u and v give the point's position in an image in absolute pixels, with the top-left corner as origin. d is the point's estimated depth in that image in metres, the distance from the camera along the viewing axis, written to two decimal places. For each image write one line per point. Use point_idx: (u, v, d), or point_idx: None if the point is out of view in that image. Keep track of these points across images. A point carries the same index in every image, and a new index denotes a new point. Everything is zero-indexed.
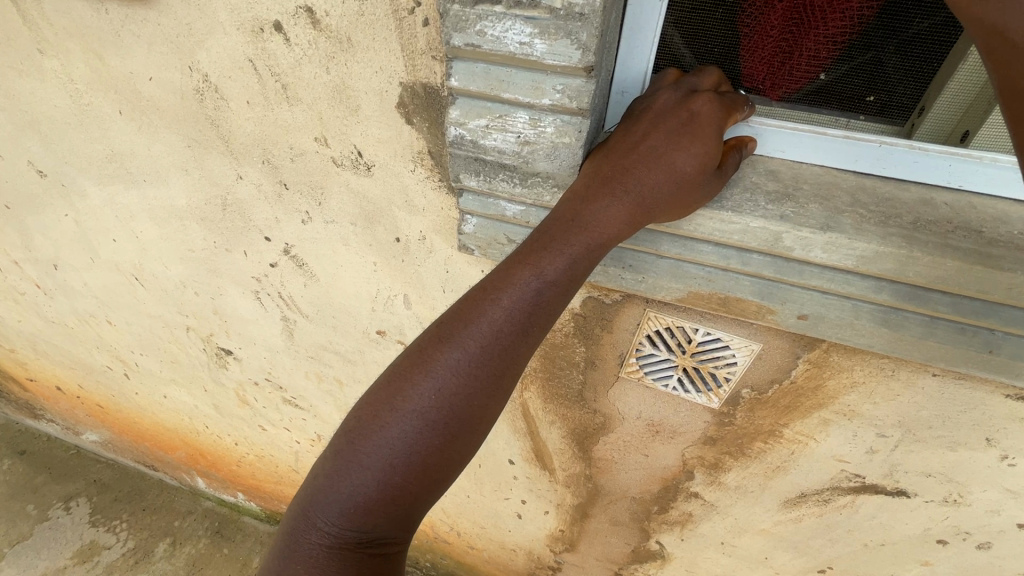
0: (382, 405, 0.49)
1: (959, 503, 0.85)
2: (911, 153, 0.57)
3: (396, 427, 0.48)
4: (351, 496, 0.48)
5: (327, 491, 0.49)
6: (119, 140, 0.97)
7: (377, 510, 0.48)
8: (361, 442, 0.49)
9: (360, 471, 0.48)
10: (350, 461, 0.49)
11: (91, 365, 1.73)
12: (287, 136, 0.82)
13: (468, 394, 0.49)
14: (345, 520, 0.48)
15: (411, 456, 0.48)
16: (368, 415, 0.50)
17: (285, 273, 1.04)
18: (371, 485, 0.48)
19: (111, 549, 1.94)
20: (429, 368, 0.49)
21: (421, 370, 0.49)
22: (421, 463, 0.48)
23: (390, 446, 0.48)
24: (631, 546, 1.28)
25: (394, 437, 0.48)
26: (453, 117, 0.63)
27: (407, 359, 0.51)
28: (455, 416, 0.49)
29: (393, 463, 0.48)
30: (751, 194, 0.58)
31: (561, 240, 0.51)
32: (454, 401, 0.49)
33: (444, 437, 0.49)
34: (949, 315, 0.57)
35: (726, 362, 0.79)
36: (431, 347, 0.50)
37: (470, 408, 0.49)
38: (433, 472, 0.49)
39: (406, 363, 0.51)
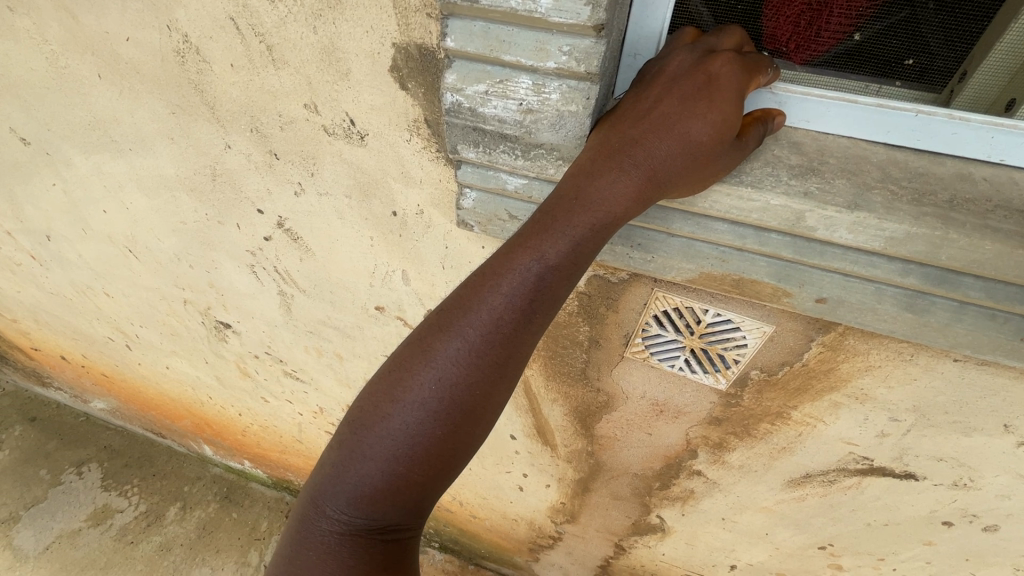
0: (383, 396, 0.47)
1: (968, 487, 0.83)
2: (951, 123, 0.52)
3: (397, 419, 0.46)
4: (356, 487, 0.46)
5: (331, 483, 0.48)
6: (101, 105, 0.92)
7: (382, 502, 0.46)
8: (362, 434, 0.47)
9: (362, 464, 0.46)
10: (353, 453, 0.47)
11: (92, 336, 1.72)
12: (274, 102, 0.77)
13: (470, 384, 0.46)
14: (351, 512, 0.47)
15: (414, 448, 0.46)
16: (368, 406, 0.47)
17: (280, 246, 1.00)
18: (375, 478, 0.46)
19: (124, 513, 1.98)
20: (428, 357, 0.47)
21: (420, 360, 0.47)
22: (424, 456, 0.46)
23: (392, 438, 0.46)
24: (632, 520, 1.28)
25: (395, 429, 0.46)
26: (449, 82, 0.58)
27: (406, 348, 0.49)
28: (457, 406, 0.46)
29: (396, 456, 0.46)
30: (773, 168, 0.54)
31: (566, 218, 0.47)
32: (455, 391, 0.46)
33: (447, 430, 0.46)
34: (980, 300, 0.53)
35: (735, 343, 0.76)
36: (430, 336, 0.47)
37: (472, 398, 0.46)
38: (438, 464, 0.46)
39: (405, 352, 0.48)
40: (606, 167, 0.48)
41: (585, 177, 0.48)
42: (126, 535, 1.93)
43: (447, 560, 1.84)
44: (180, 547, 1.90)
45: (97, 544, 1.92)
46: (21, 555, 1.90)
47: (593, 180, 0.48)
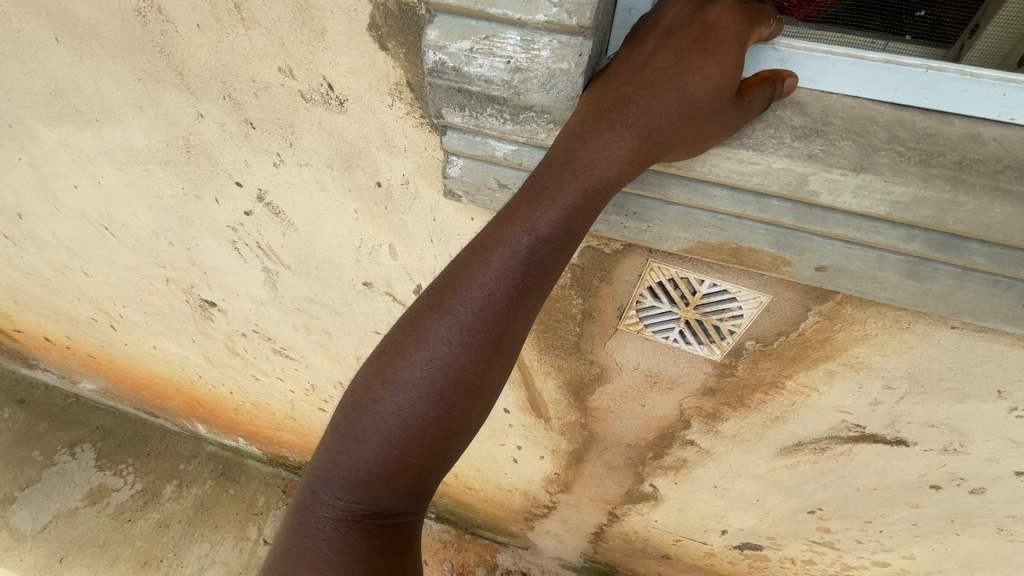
0: (374, 378, 0.45)
1: (958, 452, 0.84)
2: (961, 79, 0.49)
3: (390, 401, 0.44)
4: (351, 471, 0.45)
5: (326, 469, 0.46)
6: (61, 71, 0.86)
7: (378, 488, 0.45)
8: (354, 418, 0.45)
9: (355, 449, 0.45)
10: (346, 439, 0.45)
11: (74, 316, 1.68)
12: (247, 67, 0.72)
13: (463, 362, 0.44)
14: (347, 497, 0.45)
15: (407, 432, 0.44)
16: (360, 390, 0.46)
17: (261, 221, 0.97)
18: (369, 463, 0.44)
19: (120, 491, 1.98)
20: (417, 338, 0.45)
21: (409, 340, 0.45)
22: (418, 439, 0.44)
23: (384, 421, 0.44)
24: (625, 488, 1.30)
25: (386, 411, 0.44)
26: (431, 39, 0.55)
27: (396, 328, 0.47)
28: (450, 386, 0.44)
29: (389, 440, 0.44)
30: (775, 130, 0.51)
31: (558, 186, 0.44)
32: (447, 370, 0.44)
33: (442, 411, 0.44)
34: (985, 267, 0.52)
35: (731, 314, 0.74)
36: (421, 315, 0.45)
37: (466, 377, 0.44)
38: (433, 447, 0.44)
39: (394, 333, 0.46)
40: (600, 130, 0.45)
41: (577, 142, 0.45)
42: (123, 514, 1.94)
43: (443, 530, 1.87)
44: (178, 523, 1.91)
45: (94, 523, 1.92)
46: (18, 536, 1.90)
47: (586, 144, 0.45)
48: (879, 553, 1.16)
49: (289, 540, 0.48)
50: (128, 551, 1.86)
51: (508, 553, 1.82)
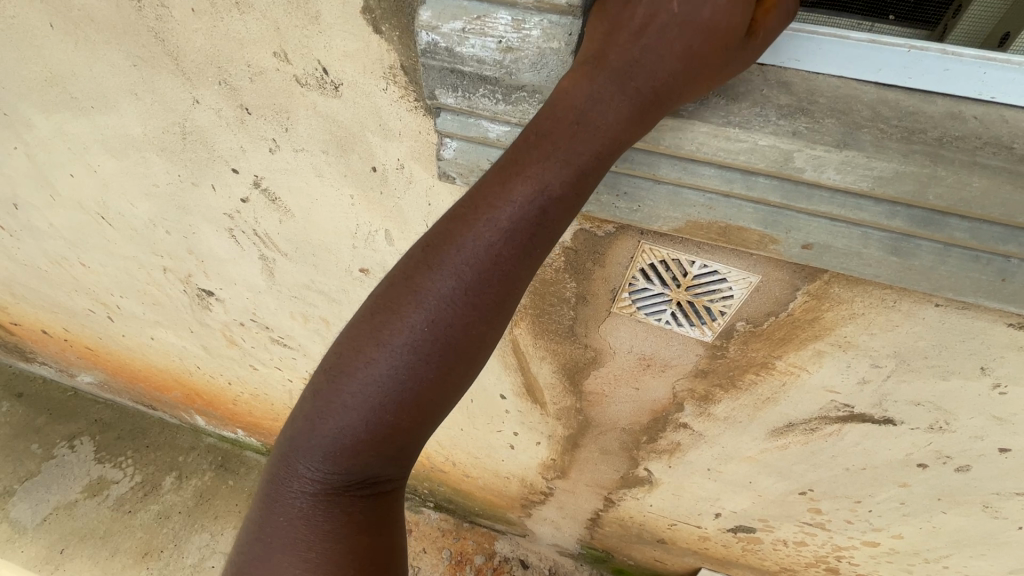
0: (366, 338, 0.46)
1: (943, 430, 0.86)
2: (942, 59, 0.50)
3: (381, 363, 0.45)
4: (341, 431, 0.47)
5: (317, 427, 0.48)
6: (56, 58, 0.87)
7: (368, 446, 0.47)
8: (346, 379, 0.46)
9: (346, 410, 0.46)
10: (337, 399, 0.46)
11: (71, 308, 1.68)
12: (242, 52, 0.73)
13: (449, 334, 0.45)
14: (337, 454, 0.48)
15: (398, 393, 0.45)
16: (352, 348, 0.46)
17: (258, 208, 0.97)
18: (360, 423, 0.46)
19: (120, 483, 1.99)
20: (407, 302, 0.45)
21: (398, 303, 0.45)
22: (409, 400, 0.46)
23: (375, 383, 0.45)
24: (621, 473, 1.32)
25: (378, 373, 0.45)
26: (425, 20, 0.56)
27: (382, 282, 0.47)
28: (440, 350, 0.45)
29: (380, 401, 0.45)
30: (762, 108, 0.52)
31: (548, 158, 0.44)
32: (437, 334, 0.45)
33: (431, 373, 0.46)
34: (965, 242, 0.53)
35: (721, 295, 0.76)
36: (414, 276, 0.46)
37: (456, 341, 0.45)
38: (422, 408, 0.46)
39: (380, 289, 0.47)
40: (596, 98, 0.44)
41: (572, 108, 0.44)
42: (124, 505, 1.95)
43: (442, 519, 1.89)
44: (178, 514, 1.92)
45: (94, 515, 1.93)
46: (19, 528, 1.91)
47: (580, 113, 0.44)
48: (869, 533, 1.18)
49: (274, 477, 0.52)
50: (128, 542, 1.88)
51: (506, 540, 1.85)
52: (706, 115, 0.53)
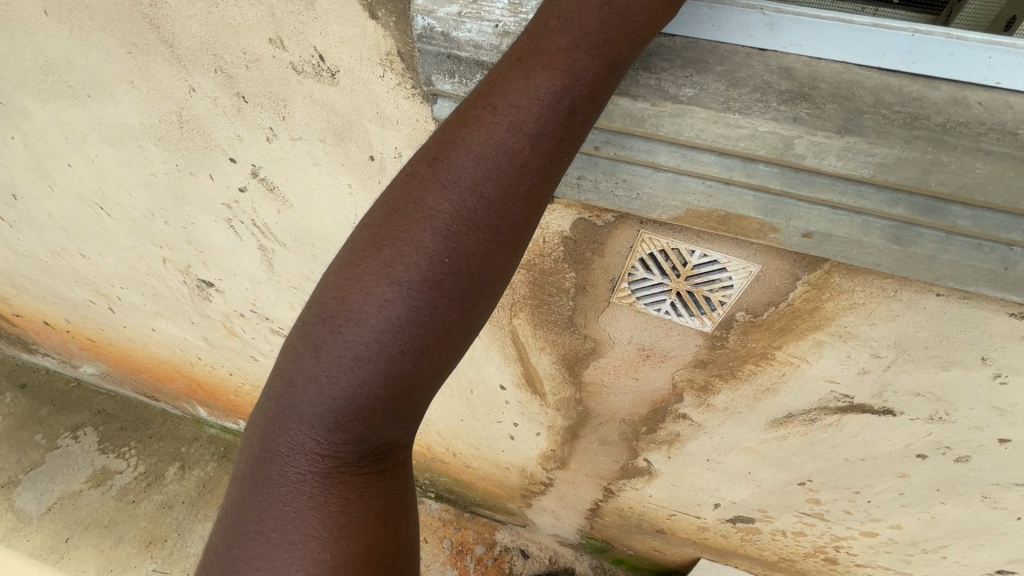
0: (360, 292, 0.44)
1: (944, 421, 0.86)
2: (947, 44, 0.49)
3: (382, 314, 0.44)
4: (344, 385, 0.46)
5: (316, 385, 0.47)
6: (51, 46, 0.86)
7: (375, 400, 0.46)
8: (343, 333, 0.45)
9: (347, 365, 0.45)
10: (335, 353, 0.45)
11: (72, 299, 1.68)
12: (237, 39, 0.72)
13: (449, 296, 0.45)
14: (341, 410, 0.47)
15: (404, 344, 0.45)
16: (347, 302, 0.45)
17: (256, 198, 0.97)
18: (363, 375, 0.45)
19: (123, 473, 2.01)
20: (400, 262, 0.44)
21: (389, 265, 0.44)
22: (417, 350, 0.45)
23: (377, 335, 0.44)
24: (620, 464, 1.32)
25: (379, 325, 0.44)
26: (421, 5, 0.57)
27: (368, 240, 0.45)
28: (445, 295, 0.44)
29: (383, 353, 0.45)
30: (763, 94, 0.52)
31: (545, 91, 0.42)
32: (441, 280, 0.44)
33: (437, 321, 0.45)
34: (967, 230, 0.53)
35: (721, 284, 0.75)
36: (407, 222, 0.44)
37: (462, 286, 0.45)
38: (430, 357, 0.46)
39: (367, 249, 0.45)
40: (594, 38, 0.41)
41: (569, 49, 0.41)
42: (127, 495, 1.96)
43: (443, 509, 1.90)
44: (182, 504, 1.94)
45: (98, 504, 1.95)
46: (24, 517, 1.92)
47: (579, 57, 0.41)
48: (867, 524, 1.18)
49: (266, 457, 0.51)
50: (132, 532, 1.89)
51: (507, 530, 1.86)
52: (706, 101, 0.52)
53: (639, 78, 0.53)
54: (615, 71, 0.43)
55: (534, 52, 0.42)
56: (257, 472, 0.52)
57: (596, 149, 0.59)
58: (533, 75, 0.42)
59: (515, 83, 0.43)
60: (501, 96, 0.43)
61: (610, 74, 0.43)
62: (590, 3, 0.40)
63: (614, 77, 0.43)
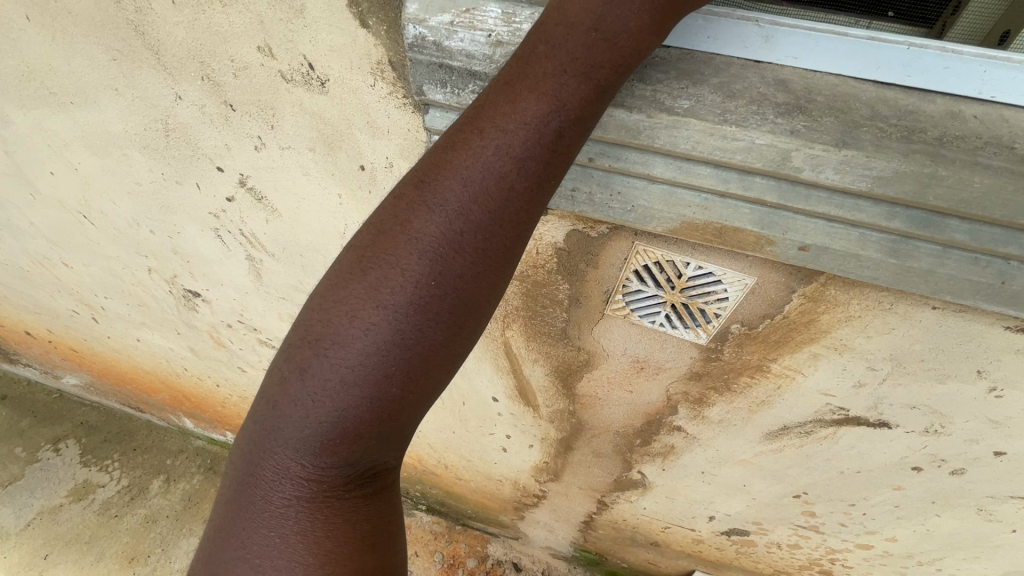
0: (344, 315, 0.43)
1: (939, 433, 0.85)
2: (943, 57, 0.49)
3: (367, 339, 0.42)
4: (328, 411, 0.44)
5: (298, 411, 0.45)
6: (34, 52, 0.84)
7: (359, 427, 0.45)
8: (326, 359, 0.43)
9: (330, 390, 0.43)
10: (318, 380, 0.43)
11: (55, 309, 1.65)
12: (225, 46, 0.70)
13: (437, 319, 0.43)
14: (324, 437, 0.45)
15: (389, 369, 0.43)
16: (330, 326, 0.43)
17: (244, 207, 0.95)
18: (346, 401, 0.44)
19: (106, 487, 1.95)
20: (386, 285, 0.42)
21: (375, 287, 0.42)
22: (403, 375, 0.44)
23: (362, 360, 0.43)
24: (614, 476, 1.30)
25: (364, 350, 0.43)
26: (412, 13, 0.56)
27: (354, 262, 0.44)
28: (433, 318, 0.43)
29: (368, 379, 0.43)
30: (759, 106, 0.51)
31: (534, 113, 0.41)
32: (428, 303, 0.43)
33: (425, 345, 0.43)
34: (965, 243, 0.52)
35: (717, 297, 0.74)
36: (393, 244, 0.43)
37: (450, 308, 0.43)
38: (416, 382, 0.44)
39: (352, 271, 0.43)
40: (582, 62, 0.40)
41: (557, 73, 0.41)
42: (109, 509, 1.91)
43: (434, 522, 1.87)
44: (165, 518, 1.89)
45: (79, 519, 1.89)
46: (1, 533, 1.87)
47: (567, 82, 0.41)
48: (863, 536, 1.17)
49: (250, 483, 0.49)
50: (114, 547, 1.84)
51: (499, 543, 1.83)
52: (702, 113, 0.52)
53: (634, 89, 0.53)
54: (603, 95, 0.42)
55: (522, 74, 0.42)
56: (239, 498, 0.49)
57: (591, 160, 0.58)
58: (520, 97, 0.41)
59: (504, 105, 0.42)
60: (489, 118, 0.42)
61: (600, 95, 0.42)
62: (578, 28, 0.40)
63: (602, 101, 0.42)
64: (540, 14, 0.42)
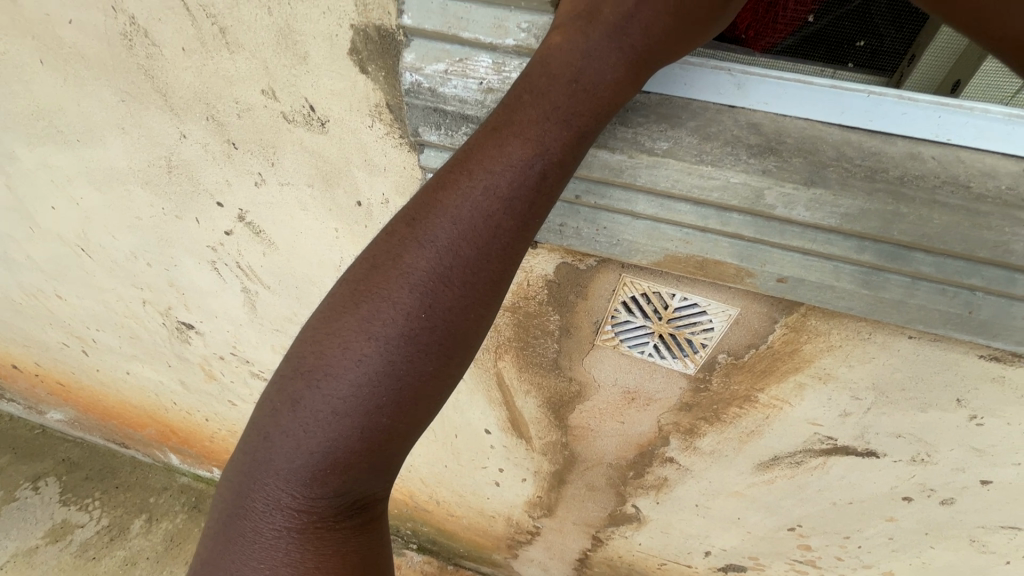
0: (336, 347, 0.44)
1: (926, 462, 0.86)
2: (901, 103, 0.53)
3: (359, 369, 0.44)
4: (319, 441, 0.45)
5: (290, 441, 0.46)
6: (45, 93, 0.87)
7: (350, 456, 0.46)
8: (318, 389, 0.44)
9: (322, 420, 0.44)
10: (310, 410, 0.45)
11: (45, 342, 1.64)
12: (231, 88, 0.74)
13: (427, 350, 0.45)
14: (316, 467, 0.46)
15: (380, 399, 0.44)
16: (323, 357, 0.45)
17: (241, 241, 0.97)
18: (337, 431, 0.45)
19: (85, 527, 1.89)
20: (378, 318, 0.44)
21: (368, 320, 0.44)
22: (394, 405, 0.45)
23: (354, 390, 0.44)
24: (608, 510, 1.29)
25: (356, 381, 0.44)
26: (409, 62, 0.60)
27: (347, 296, 0.45)
28: (423, 349, 0.45)
29: (359, 408, 0.44)
30: (733, 148, 0.55)
31: (520, 155, 0.44)
32: (418, 334, 0.44)
33: (415, 376, 0.45)
34: (931, 275, 0.55)
35: (702, 327, 0.77)
36: (386, 278, 0.44)
37: (440, 340, 0.45)
38: (407, 412, 0.45)
39: (345, 304, 0.45)
40: (563, 111, 0.44)
41: (541, 120, 0.44)
42: (87, 551, 1.85)
43: (425, 562, 1.81)
44: (146, 560, 1.82)
45: (55, 562, 1.83)
46: None
47: (550, 128, 0.44)
48: (860, 571, 1.16)
49: (239, 515, 0.49)
50: None
51: None
52: (679, 153, 0.55)
53: (616, 132, 0.56)
54: (583, 140, 0.46)
55: (509, 120, 0.45)
56: (227, 531, 0.49)
57: (577, 197, 0.61)
58: (507, 142, 0.44)
59: (491, 149, 0.45)
60: (477, 160, 0.45)
61: (580, 140, 0.45)
62: (559, 81, 0.44)
63: (582, 146, 0.46)
64: (525, 67, 0.46)
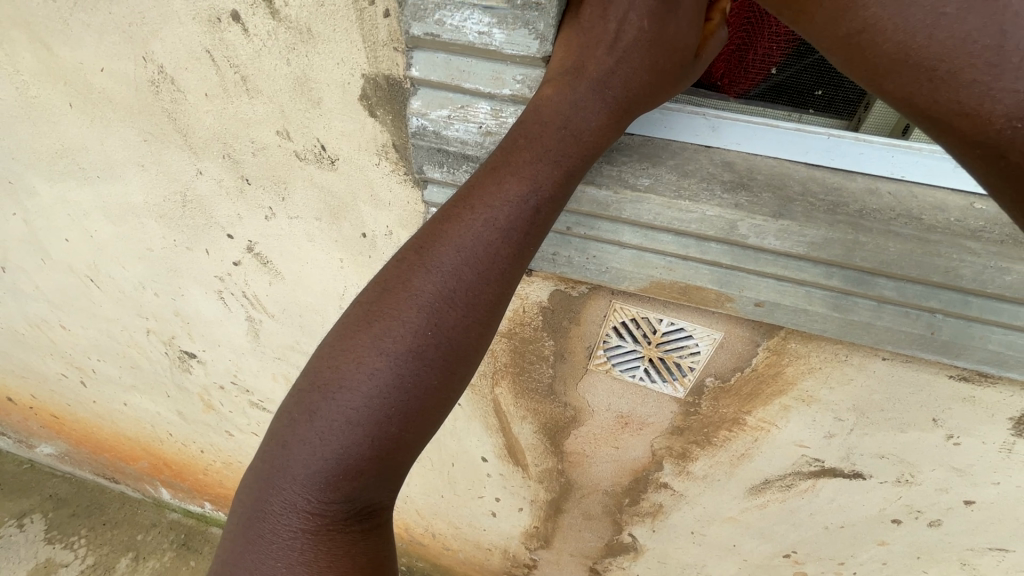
0: (351, 362, 0.48)
1: (910, 483, 0.89)
2: (857, 145, 0.60)
3: (371, 382, 0.47)
4: (333, 449, 0.48)
5: (305, 451, 0.49)
6: (70, 133, 0.93)
7: (360, 464, 0.49)
8: (333, 401, 0.48)
9: (336, 430, 0.48)
10: (326, 421, 0.48)
11: (44, 373, 1.65)
12: (247, 129, 0.80)
13: (433, 365, 0.48)
14: (329, 475, 0.49)
15: (389, 411, 0.48)
16: (338, 371, 0.48)
17: (249, 271, 1.01)
18: (350, 440, 0.48)
19: (69, 566, 1.84)
20: (389, 335, 0.48)
21: (380, 337, 0.48)
22: (402, 416, 0.48)
23: (366, 402, 0.47)
24: (605, 540, 1.29)
25: (368, 393, 0.47)
26: (415, 107, 0.66)
27: (360, 316, 0.49)
28: (430, 363, 0.48)
29: (370, 419, 0.47)
30: (708, 184, 0.60)
31: (518, 190, 0.49)
32: (426, 349, 0.48)
33: (422, 389, 0.48)
34: (894, 298, 0.60)
35: (689, 351, 0.81)
36: (397, 299, 0.49)
37: (445, 355, 0.49)
38: (413, 423, 0.49)
39: (359, 323, 0.49)
40: (555, 152, 0.50)
41: (535, 160, 0.50)
42: None
43: None
44: None
45: None
46: None
47: (543, 167, 0.50)
48: None
49: (253, 525, 0.51)
50: None
51: None
52: (660, 189, 0.60)
53: (603, 170, 0.62)
54: (573, 177, 0.51)
55: (507, 160, 0.50)
56: (242, 540, 0.52)
57: (568, 229, 0.66)
58: (505, 179, 0.49)
59: (492, 185, 0.50)
60: (479, 195, 0.50)
61: (570, 177, 0.51)
62: (550, 126, 0.50)
63: (571, 183, 0.51)
64: (521, 115, 0.52)
